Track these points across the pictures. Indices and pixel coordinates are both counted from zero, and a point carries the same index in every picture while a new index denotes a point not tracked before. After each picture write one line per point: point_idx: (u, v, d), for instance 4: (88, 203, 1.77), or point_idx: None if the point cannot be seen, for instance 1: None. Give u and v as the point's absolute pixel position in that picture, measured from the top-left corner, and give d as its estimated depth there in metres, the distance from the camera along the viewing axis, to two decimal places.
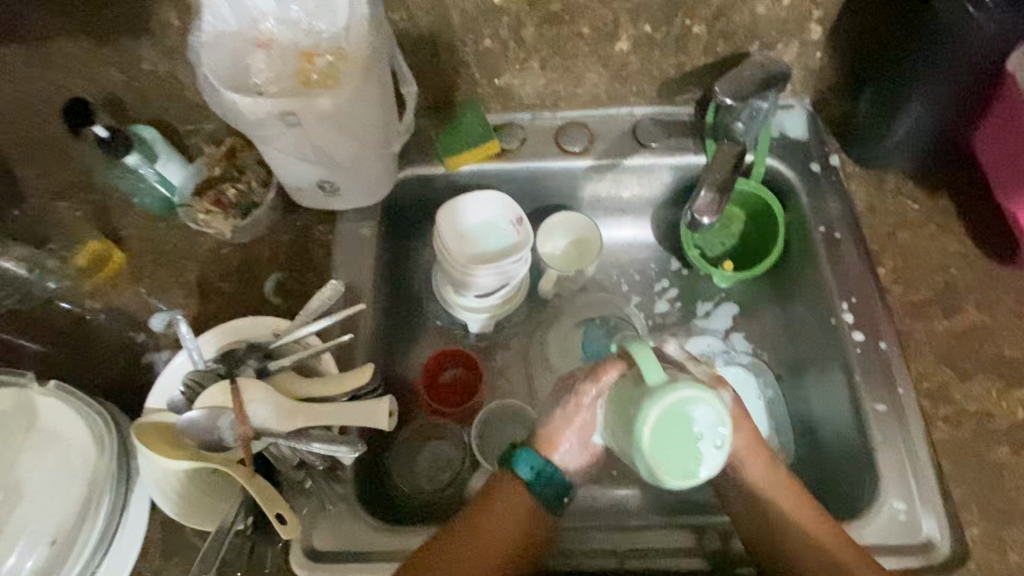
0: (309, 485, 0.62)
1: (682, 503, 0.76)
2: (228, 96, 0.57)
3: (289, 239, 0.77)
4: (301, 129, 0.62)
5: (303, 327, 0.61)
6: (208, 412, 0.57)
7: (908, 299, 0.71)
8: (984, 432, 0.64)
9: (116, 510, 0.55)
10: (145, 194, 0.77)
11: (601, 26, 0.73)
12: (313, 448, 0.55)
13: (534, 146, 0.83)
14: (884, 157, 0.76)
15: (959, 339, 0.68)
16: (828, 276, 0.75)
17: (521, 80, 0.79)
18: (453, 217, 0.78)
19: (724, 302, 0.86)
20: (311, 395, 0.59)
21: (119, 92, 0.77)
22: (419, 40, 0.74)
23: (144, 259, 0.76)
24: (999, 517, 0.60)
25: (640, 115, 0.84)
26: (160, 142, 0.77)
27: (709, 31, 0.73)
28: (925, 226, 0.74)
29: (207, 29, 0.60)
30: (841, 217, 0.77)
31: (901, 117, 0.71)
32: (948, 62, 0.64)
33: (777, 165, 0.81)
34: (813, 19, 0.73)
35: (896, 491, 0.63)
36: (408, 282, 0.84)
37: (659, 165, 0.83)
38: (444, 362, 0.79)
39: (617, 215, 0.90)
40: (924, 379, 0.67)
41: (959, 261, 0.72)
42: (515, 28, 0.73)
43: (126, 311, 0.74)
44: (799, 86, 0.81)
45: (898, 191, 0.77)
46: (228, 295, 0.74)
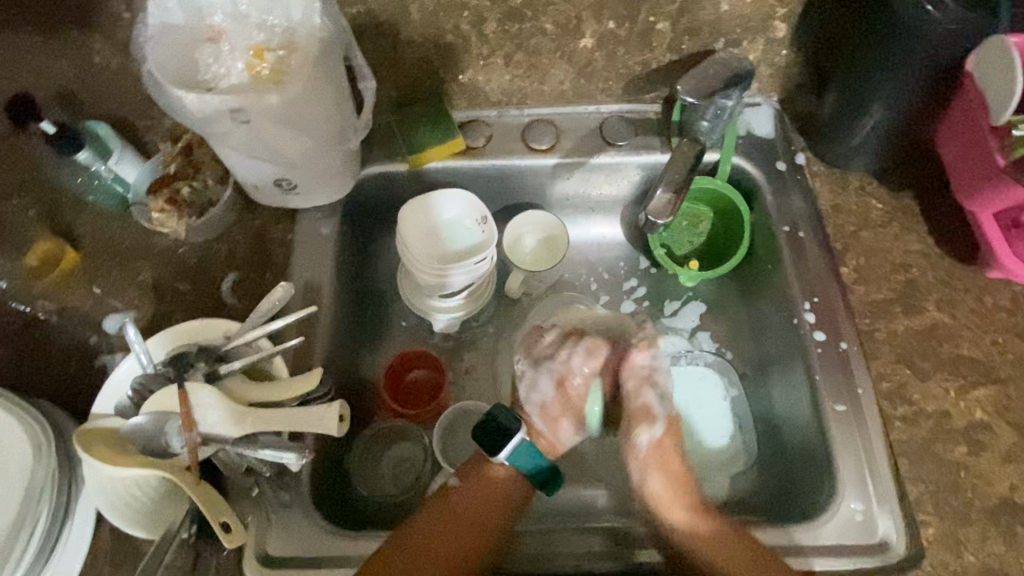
0: (256, 491, 0.60)
1: None
2: (173, 93, 0.56)
3: (247, 238, 0.75)
4: (251, 126, 0.60)
5: (256, 329, 0.61)
6: (154, 417, 0.56)
7: (870, 299, 0.71)
8: (941, 431, 0.64)
9: (58, 519, 0.54)
10: (99, 191, 0.76)
11: (565, 22, 0.71)
12: (262, 454, 0.54)
13: (500, 144, 0.82)
14: (848, 156, 0.76)
15: (920, 339, 0.68)
16: (792, 276, 0.75)
17: (486, 76, 0.78)
18: (418, 215, 0.77)
19: (691, 300, 0.86)
20: (263, 399, 0.58)
21: (71, 86, 0.75)
22: (380, 35, 0.73)
23: (98, 259, 0.75)
24: (954, 516, 0.61)
25: (607, 113, 0.84)
26: (113, 138, 0.74)
27: (673, 27, 0.73)
28: (888, 226, 0.74)
29: (154, 23, 0.59)
30: (806, 216, 0.77)
31: (863, 115, 0.71)
32: (906, 61, 0.64)
33: (744, 163, 0.81)
34: (777, 16, 0.72)
35: (853, 492, 0.64)
36: (372, 281, 0.83)
37: (627, 163, 0.83)
38: (408, 362, 0.79)
39: (586, 213, 0.90)
40: (884, 379, 0.67)
41: (920, 261, 0.72)
42: (477, 24, 0.71)
43: (78, 312, 0.72)
44: (766, 84, 0.81)
45: (862, 190, 0.77)
46: (184, 295, 0.72)
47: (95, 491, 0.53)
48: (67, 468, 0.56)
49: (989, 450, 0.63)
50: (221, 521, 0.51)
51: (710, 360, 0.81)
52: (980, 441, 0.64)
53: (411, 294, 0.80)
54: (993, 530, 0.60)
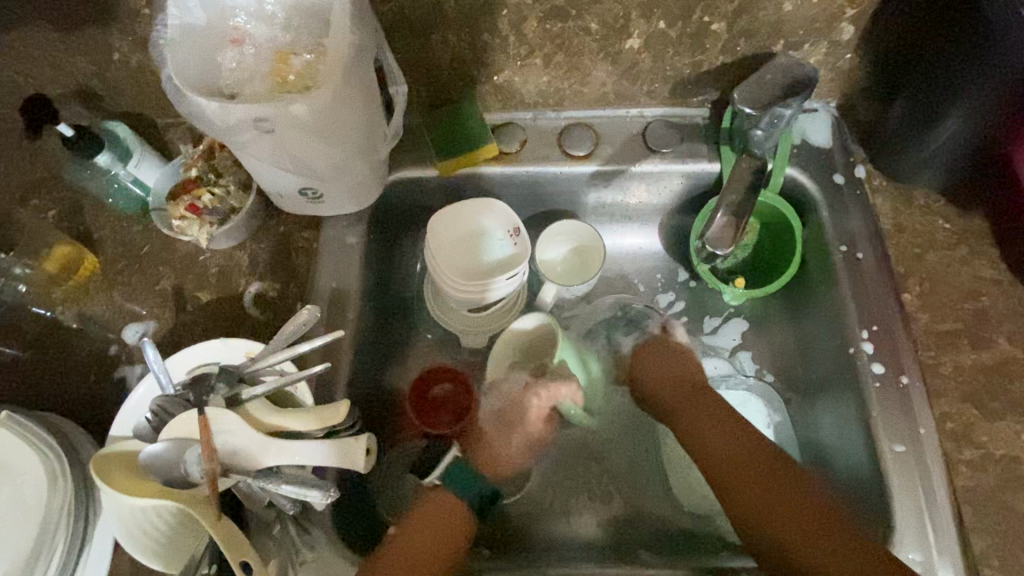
0: (277, 530, 0.58)
1: (679, 533, 0.72)
2: (194, 101, 0.52)
3: (269, 246, 0.72)
4: (276, 136, 0.56)
5: (280, 353, 0.57)
6: (172, 444, 0.53)
7: (934, 329, 0.66)
8: (1011, 479, 0.60)
9: (74, 548, 0.53)
10: (118, 194, 0.73)
11: (612, 22, 0.66)
12: (284, 490, 0.51)
13: (535, 149, 0.77)
14: (915, 170, 0.70)
15: (989, 376, 0.63)
16: (849, 300, 0.69)
17: (523, 77, 0.73)
18: (453, 224, 0.73)
19: (733, 318, 0.81)
20: (285, 428, 0.55)
21: (89, 82, 0.72)
22: (412, 33, 0.68)
23: (117, 264, 0.72)
24: (1023, 574, 0.56)
25: (651, 117, 0.78)
26: (133, 139, 0.72)
27: (729, 28, 0.67)
28: (956, 248, 0.69)
29: (173, 23, 0.54)
30: (865, 235, 0.71)
31: (937, 129, 0.65)
32: (998, 74, 0.57)
33: (798, 175, 0.75)
34: (845, 18, 0.66)
35: (912, 541, 0.59)
36: (398, 290, 0.80)
37: (669, 171, 0.77)
38: (434, 377, 0.73)
39: (622, 222, 0.85)
40: (947, 419, 0.62)
41: (992, 288, 0.67)
42: (515, 23, 0.66)
43: (98, 320, 0.70)
44: (826, 89, 0.75)
45: (928, 208, 0.71)
46: (205, 306, 0.70)
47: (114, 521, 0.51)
48: (83, 494, 0.54)
49: None
50: (240, 561, 0.48)
51: (751, 384, 0.77)
52: None
53: (439, 308, 0.76)
54: None
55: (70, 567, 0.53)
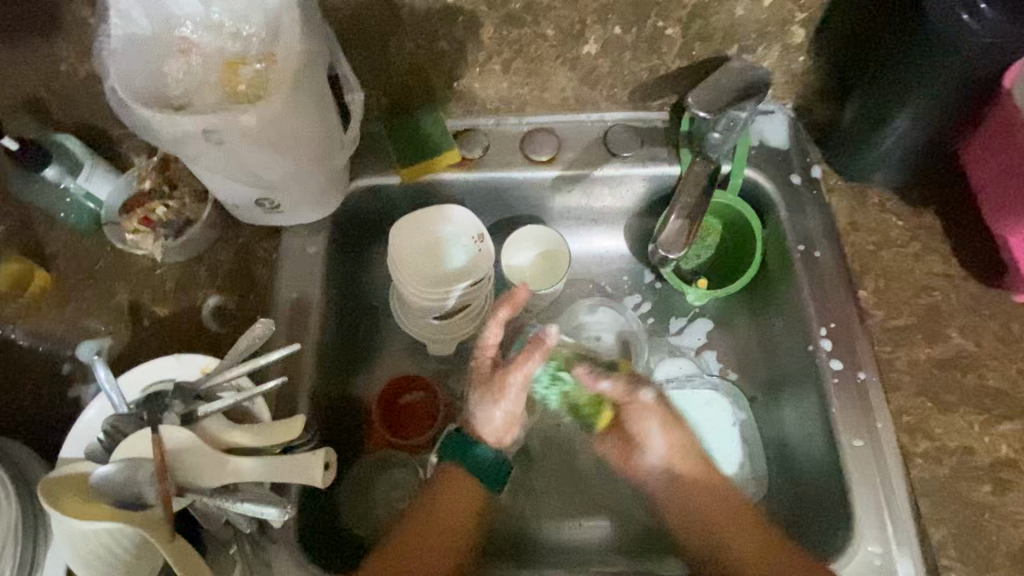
0: (236, 548, 0.57)
1: (647, 534, 0.73)
2: (139, 112, 0.51)
3: (228, 258, 0.71)
4: (228, 147, 0.55)
5: (237, 368, 0.56)
6: (125, 465, 0.51)
7: (889, 324, 0.67)
8: (965, 469, 0.61)
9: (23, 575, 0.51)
10: (70, 209, 0.71)
11: (568, 27, 0.66)
12: (240, 508, 0.50)
13: (497, 155, 0.77)
14: (867, 170, 0.72)
15: (942, 369, 0.65)
16: (807, 298, 0.70)
17: (483, 83, 0.73)
18: (415, 231, 0.72)
19: (698, 318, 0.82)
20: (242, 444, 0.54)
21: (36, 93, 0.70)
22: (368, 41, 0.67)
23: (70, 280, 0.70)
24: (979, 562, 0.57)
25: (612, 121, 0.79)
26: (85, 152, 0.70)
27: (683, 33, 0.67)
28: (909, 245, 0.70)
29: (117, 34, 0.53)
30: (822, 234, 0.72)
31: (886, 129, 0.66)
32: (940, 76, 0.59)
33: (756, 176, 0.76)
34: (795, 21, 0.67)
35: (870, 534, 0.61)
36: (363, 299, 0.79)
37: (631, 175, 0.78)
38: (401, 386, 0.75)
39: (588, 225, 0.85)
40: (904, 412, 0.63)
41: (944, 283, 0.68)
42: (472, 30, 0.66)
43: (51, 337, 0.68)
44: (782, 91, 0.76)
45: (882, 206, 0.72)
46: (163, 320, 0.68)
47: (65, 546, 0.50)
48: (33, 515, 0.53)
49: (1017, 490, 0.60)
50: None
51: (716, 383, 0.78)
52: (1008, 481, 0.60)
53: (404, 315, 0.75)
54: None
55: None
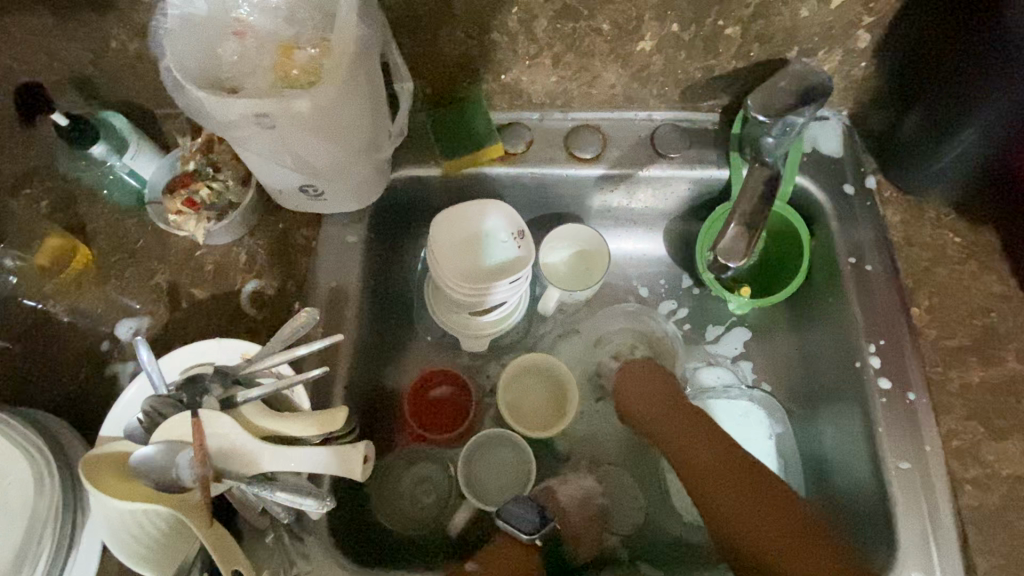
0: (271, 538, 0.57)
1: (674, 542, 0.72)
2: (193, 94, 0.50)
3: (268, 243, 0.70)
4: (277, 132, 0.55)
5: (274, 357, 0.55)
6: (164, 447, 0.51)
7: (942, 345, 0.65)
8: (1017, 499, 0.59)
9: (61, 553, 0.51)
10: (114, 185, 0.72)
11: (624, 23, 0.64)
12: (276, 497, 0.49)
13: (541, 151, 0.76)
14: (926, 183, 0.69)
15: (997, 394, 0.62)
16: (856, 313, 0.68)
17: (531, 77, 0.72)
18: (458, 223, 0.71)
19: (735, 326, 0.80)
20: (277, 433, 0.53)
21: (85, 70, 0.70)
22: (419, 29, 0.66)
23: (110, 257, 0.70)
24: None
25: (659, 120, 0.77)
26: (131, 130, 0.70)
27: (743, 33, 0.65)
28: (966, 263, 0.68)
29: (172, 13, 0.52)
30: (874, 248, 0.70)
31: (951, 142, 0.63)
32: (1019, 90, 0.56)
33: (807, 184, 0.74)
34: (861, 25, 0.64)
35: (915, 560, 0.58)
36: (397, 289, 0.79)
37: (676, 177, 0.76)
38: (432, 379, 0.75)
39: (627, 226, 0.83)
40: (954, 436, 0.61)
41: (1001, 304, 0.66)
42: (526, 22, 0.65)
43: (90, 314, 0.68)
44: (838, 97, 0.73)
45: (938, 222, 0.70)
46: (200, 302, 0.68)
47: (103, 524, 0.50)
48: (71, 497, 0.53)
49: None
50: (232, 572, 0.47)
51: (753, 394, 0.76)
52: None
53: (440, 310, 0.74)
54: None
55: (58, 572, 0.51)
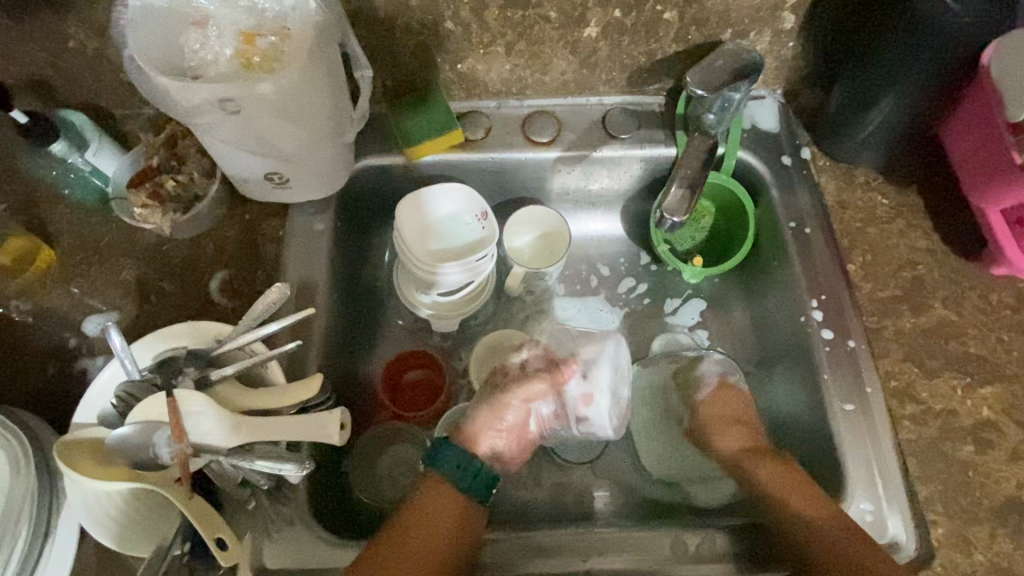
0: (253, 505, 0.59)
1: (647, 502, 0.75)
2: (157, 81, 0.52)
3: (236, 235, 0.72)
4: (242, 117, 0.57)
5: (248, 333, 0.57)
6: (140, 428, 0.52)
7: (876, 296, 0.70)
8: (949, 430, 0.64)
9: (38, 538, 0.53)
10: (75, 184, 0.73)
11: (569, 10, 0.69)
12: (257, 466, 0.52)
13: (499, 136, 0.80)
14: (855, 152, 0.75)
15: (926, 338, 0.68)
16: (798, 274, 0.73)
17: (486, 65, 0.75)
18: (411, 218, 0.74)
19: (692, 297, 0.85)
20: (256, 407, 0.56)
21: (42, 71, 0.70)
22: (376, 21, 0.69)
23: (75, 256, 0.70)
24: (963, 516, 0.61)
25: (610, 105, 0.81)
26: (90, 128, 0.71)
27: (680, 17, 0.70)
28: (894, 222, 0.74)
29: (134, 6, 0.55)
30: (813, 213, 0.75)
31: (872, 112, 0.69)
32: (925, 57, 0.62)
33: (749, 157, 0.79)
34: (785, 7, 0.70)
35: (863, 492, 0.63)
36: (367, 277, 0.80)
37: (629, 157, 0.80)
38: (406, 363, 0.77)
39: (586, 208, 0.87)
40: (892, 377, 0.67)
41: (927, 257, 0.72)
42: (477, 11, 0.68)
43: (56, 313, 0.68)
44: (771, 76, 0.79)
45: (868, 185, 0.76)
46: (169, 295, 0.68)
47: (80, 507, 0.51)
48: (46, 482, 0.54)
49: (998, 448, 0.63)
50: (216, 538, 0.48)
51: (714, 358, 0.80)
52: (988, 440, 0.64)
53: (409, 294, 0.76)
54: (1002, 529, 0.60)
55: (36, 556, 0.53)
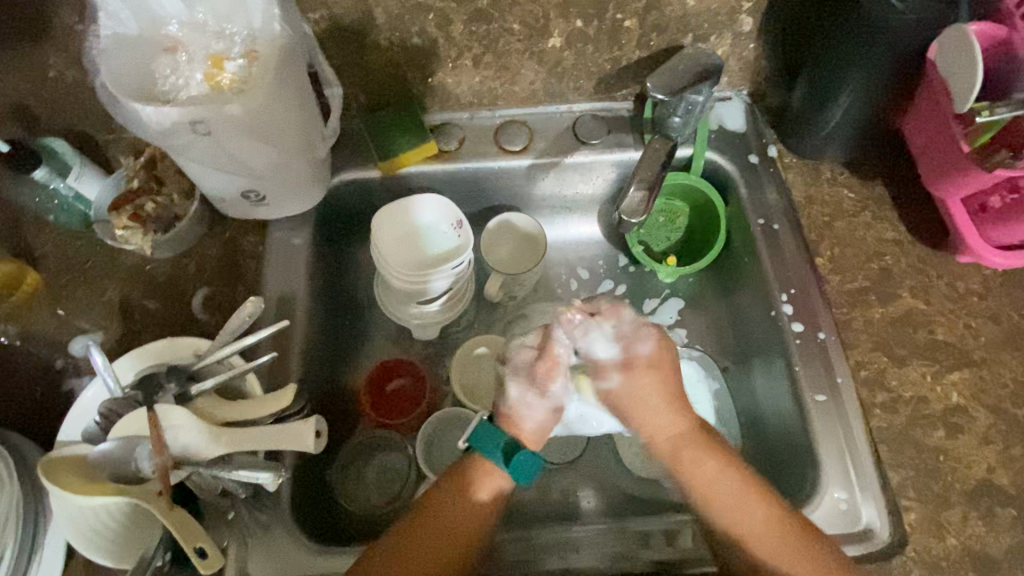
0: (233, 514, 0.60)
1: (630, 500, 0.76)
2: (129, 106, 0.54)
3: (216, 252, 0.73)
4: (213, 138, 0.59)
5: (227, 346, 0.59)
6: (122, 442, 0.54)
7: (845, 288, 0.72)
8: (920, 417, 0.65)
9: (24, 554, 0.55)
10: (59, 210, 0.74)
11: (532, 21, 0.71)
12: (236, 476, 0.53)
13: (473, 146, 0.81)
14: (818, 148, 0.76)
15: (896, 327, 0.69)
16: (768, 270, 0.75)
17: (456, 78, 0.77)
18: (389, 229, 0.75)
19: (670, 297, 0.86)
20: (237, 418, 0.58)
21: (23, 101, 0.72)
22: (346, 41, 0.71)
23: (61, 279, 0.72)
24: (935, 499, 0.62)
25: (580, 111, 0.83)
26: (72, 154, 0.73)
27: (641, 24, 0.72)
28: (861, 215, 0.75)
29: (106, 35, 0.57)
30: (781, 209, 0.77)
31: (829, 108, 0.71)
32: (873, 54, 0.64)
33: (717, 158, 0.81)
34: (742, 10, 0.72)
35: (837, 481, 0.64)
36: (349, 289, 0.82)
37: (601, 161, 0.82)
38: (389, 371, 0.77)
39: (563, 213, 0.89)
40: (862, 367, 0.68)
41: (894, 249, 0.73)
42: (442, 26, 0.70)
43: (43, 336, 0.69)
44: (736, 78, 0.81)
45: (834, 180, 0.77)
46: (153, 313, 0.70)
47: (64, 522, 0.52)
48: (32, 498, 0.57)
49: (968, 432, 0.65)
50: (195, 548, 0.49)
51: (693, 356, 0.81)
52: (958, 425, 0.65)
53: (390, 303, 0.78)
54: (974, 511, 0.62)
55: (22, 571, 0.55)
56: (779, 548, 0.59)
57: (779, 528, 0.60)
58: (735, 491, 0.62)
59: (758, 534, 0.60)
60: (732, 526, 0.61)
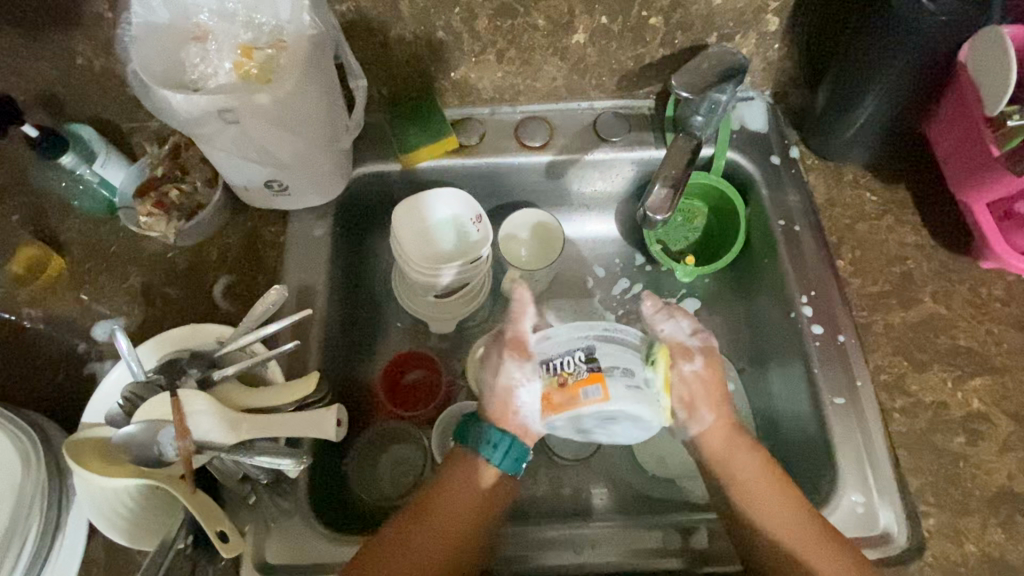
0: (252, 501, 0.61)
1: (643, 498, 0.76)
2: (159, 93, 0.55)
3: (238, 241, 0.74)
4: (240, 127, 0.59)
5: (250, 334, 0.59)
6: (145, 425, 0.55)
7: (866, 291, 0.71)
8: (940, 422, 0.65)
9: (47, 535, 0.55)
10: (84, 196, 0.74)
11: (557, 17, 0.71)
12: (258, 461, 0.54)
13: (493, 142, 0.81)
14: (841, 150, 0.76)
15: (917, 331, 0.69)
16: (788, 271, 0.74)
17: (479, 73, 0.77)
18: (408, 220, 0.75)
19: (687, 297, 0.86)
20: (258, 404, 0.58)
21: (52, 88, 0.73)
22: (371, 33, 0.72)
23: (85, 264, 0.73)
24: (954, 505, 0.61)
25: (601, 109, 0.83)
26: (99, 141, 0.74)
27: (666, 22, 0.72)
28: (883, 218, 0.74)
29: (137, 22, 0.58)
30: (802, 210, 0.76)
31: (854, 110, 0.71)
32: (903, 56, 0.63)
33: (738, 158, 0.80)
34: (768, 10, 0.71)
35: (854, 485, 0.64)
36: (367, 281, 0.82)
37: (621, 159, 0.82)
38: (403, 364, 0.79)
39: (581, 210, 0.89)
40: (882, 371, 0.68)
41: (916, 253, 0.72)
42: (468, 21, 0.71)
43: (66, 320, 0.70)
44: (759, 78, 0.80)
45: (857, 182, 0.77)
46: (175, 300, 0.71)
47: (87, 503, 0.52)
48: (55, 480, 0.57)
49: (988, 439, 0.64)
50: (217, 531, 0.50)
51: None
52: (979, 431, 0.64)
53: (406, 295, 0.78)
54: (994, 518, 0.61)
55: (45, 552, 0.55)
56: (780, 537, 0.59)
57: (805, 523, 0.59)
58: (761, 481, 0.62)
59: (775, 524, 0.60)
60: (762, 520, 0.61)
